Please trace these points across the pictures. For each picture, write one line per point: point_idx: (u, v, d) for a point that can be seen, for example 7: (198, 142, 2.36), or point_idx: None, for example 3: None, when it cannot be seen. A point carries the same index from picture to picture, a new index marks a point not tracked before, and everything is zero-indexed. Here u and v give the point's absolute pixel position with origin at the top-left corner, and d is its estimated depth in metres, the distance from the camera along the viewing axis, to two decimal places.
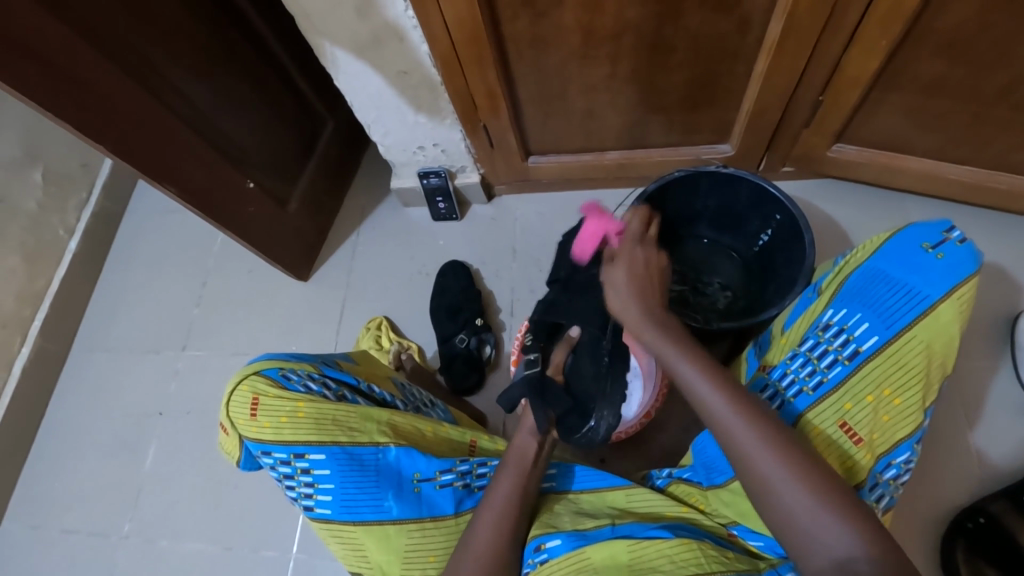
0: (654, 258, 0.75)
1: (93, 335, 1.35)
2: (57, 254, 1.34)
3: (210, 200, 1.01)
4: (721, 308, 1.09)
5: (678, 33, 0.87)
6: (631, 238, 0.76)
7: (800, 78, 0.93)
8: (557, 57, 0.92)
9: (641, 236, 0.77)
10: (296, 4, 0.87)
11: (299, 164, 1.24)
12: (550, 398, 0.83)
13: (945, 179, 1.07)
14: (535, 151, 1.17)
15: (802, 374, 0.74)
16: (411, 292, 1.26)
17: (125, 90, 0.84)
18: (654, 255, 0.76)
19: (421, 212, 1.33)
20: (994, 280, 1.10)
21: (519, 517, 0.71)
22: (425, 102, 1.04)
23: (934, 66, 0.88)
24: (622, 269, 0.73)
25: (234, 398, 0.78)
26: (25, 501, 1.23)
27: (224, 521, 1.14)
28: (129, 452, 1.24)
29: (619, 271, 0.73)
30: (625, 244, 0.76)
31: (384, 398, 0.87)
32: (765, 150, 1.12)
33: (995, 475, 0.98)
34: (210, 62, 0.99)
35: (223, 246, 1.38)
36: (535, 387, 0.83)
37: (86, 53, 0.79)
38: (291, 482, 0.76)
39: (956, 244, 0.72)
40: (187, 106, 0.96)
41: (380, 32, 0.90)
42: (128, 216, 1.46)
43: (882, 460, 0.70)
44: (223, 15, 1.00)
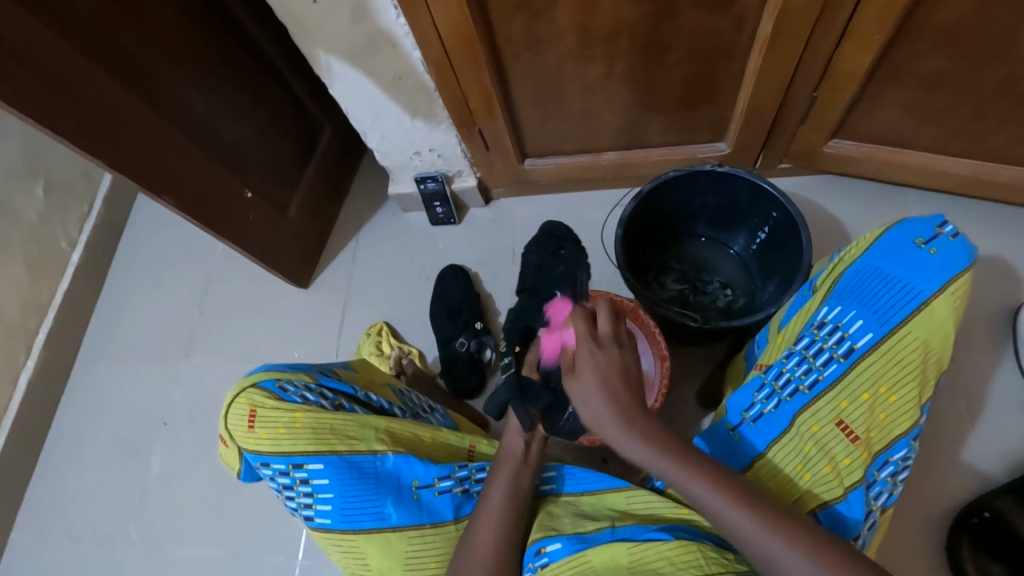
0: (617, 355, 0.69)
1: (97, 346, 1.37)
2: (61, 265, 1.35)
3: (209, 209, 1.02)
4: (721, 307, 1.09)
5: (671, 32, 0.87)
6: (585, 346, 0.69)
7: (795, 74, 0.93)
8: (550, 59, 0.92)
9: (594, 337, 0.70)
10: (290, 13, 0.87)
11: (298, 171, 1.24)
12: (532, 396, 0.80)
13: (944, 173, 1.06)
14: (532, 153, 1.17)
15: (798, 373, 0.73)
16: (411, 297, 1.27)
17: (123, 102, 0.85)
18: (617, 355, 0.69)
19: (419, 216, 1.33)
20: (996, 273, 1.10)
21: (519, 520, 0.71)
22: (420, 107, 1.04)
23: (929, 60, 0.87)
24: (590, 381, 0.68)
25: (232, 410, 0.79)
26: (33, 512, 1.24)
27: (229, 528, 1.15)
28: (135, 461, 1.25)
29: (586, 384, 0.68)
30: (581, 351, 0.69)
31: (383, 405, 0.88)
32: (761, 148, 1.11)
33: (1000, 470, 0.98)
34: (207, 73, 1.00)
35: (224, 255, 1.39)
36: (515, 386, 0.82)
37: (84, 67, 0.80)
38: (291, 493, 0.76)
39: (950, 239, 0.72)
40: (185, 116, 0.97)
41: (374, 38, 0.91)
42: (130, 226, 1.47)
43: (880, 458, 0.70)
44: (219, 25, 1.01)
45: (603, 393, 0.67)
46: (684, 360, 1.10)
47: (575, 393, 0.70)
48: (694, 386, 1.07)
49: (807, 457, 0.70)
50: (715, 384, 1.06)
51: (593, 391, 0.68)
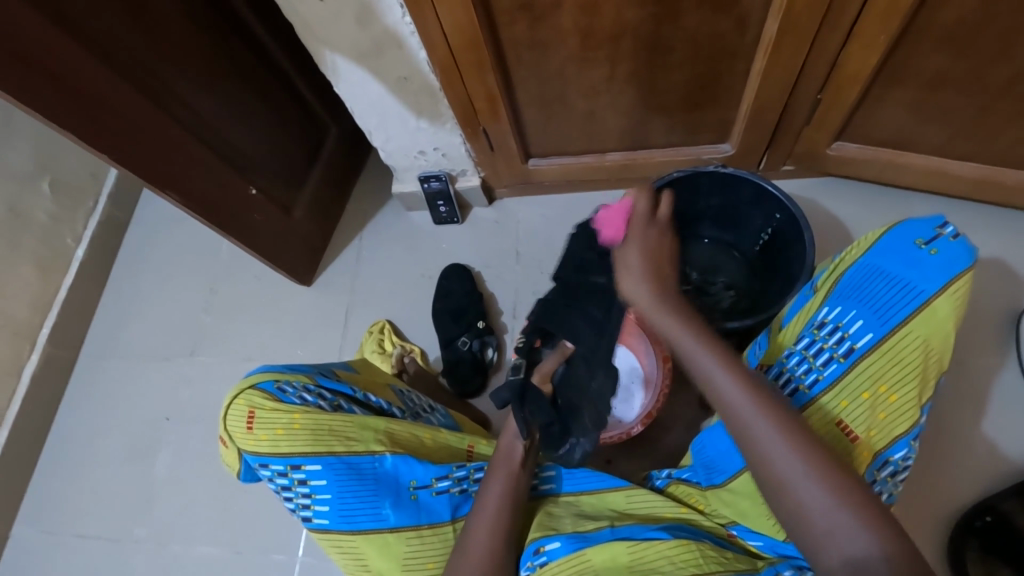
0: (664, 236, 0.72)
1: (103, 342, 1.38)
2: (66, 262, 1.36)
3: (215, 207, 1.02)
4: (725, 307, 1.08)
5: (675, 33, 0.87)
6: (641, 219, 0.72)
7: (800, 75, 0.93)
8: (555, 59, 0.92)
9: (651, 217, 0.73)
10: (297, 13, 0.88)
11: (302, 170, 1.25)
12: (530, 404, 0.83)
13: (948, 175, 1.06)
14: (536, 153, 1.17)
15: (799, 373, 0.74)
16: (414, 296, 1.27)
17: (131, 100, 0.86)
18: (664, 235, 0.72)
19: (423, 216, 1.34)
20: (1000, 276, 1.09)
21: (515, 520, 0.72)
22: (425, 107, 1.05)
23: (935, 59, 0.87)
24: (635, 249, 0.70)
25: (231, 412, 0.79)
26: (38, 507, 1.25)
27: (233, 525, 1.16)
28: (139, 457, 1.25)
29: (630, 254, 0.70)
30: (635, 226, 0.72)
31: (382, 406, 0.88)
32: (765, 149, 1.11)
33: (1002, 474, 0.98)
34: (213, 72, 1.01)
35: (229, 253, 1.40)
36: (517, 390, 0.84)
37: (93, 66, 0.81)
38: (290, 494, 0.77)
39: (950, 240, 0.72)
40: (191, 115, 0.98)
41: (380, 39, 0.91)
42: (135, 224, 1.48)
43: (880, 457, 0.70)
44: (226, 24, 1.02)
45: (642, 262, 0.70)
46: None
47: (619, 260, 0.72)
48: (697, 387, 1.07)
49: None
50: None
51: (635, 259, 0.70)
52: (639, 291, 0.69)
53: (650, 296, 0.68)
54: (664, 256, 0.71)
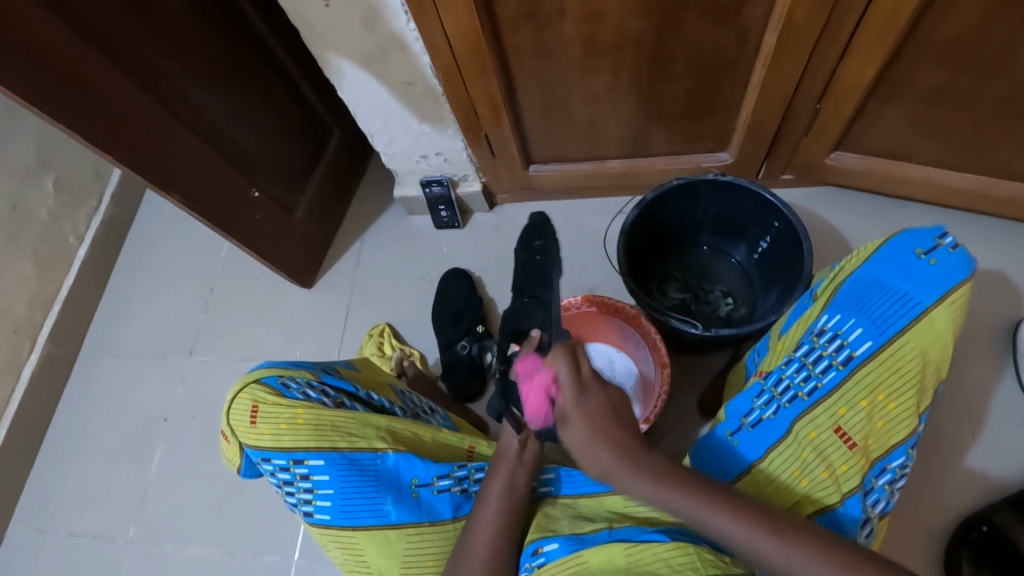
0: (602, 398, 0.74)
1: (101, 341, 1.38)
2: (68, 261, 1.37)
3: (217, 207, 1.03)
4: (722, 315, 1.10)
5: (676, 44, 0.89)
6: (570, 395, 0.73)
7: (799, 86, 0.94)
8: (558, 67, 0.93)
9: (578, 382, 0.74)
10: (303, 17, 0.89)
11: (305, 172, 1.26)
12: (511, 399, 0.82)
13: (945, 187, 1.07)
14: (537, 160, 1.18)
15: (798, 379, 0.73)
16: (414, 299, 1.28)
17: (137, 100, 0.87)
18: (603, 399, 0.74)
19: (424, 220, 1.34)
20: (996, 287, 1.10)
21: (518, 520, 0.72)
22: (428, 112, 1.06)
23: (931, 74, 0.88)
24: (580, 431, 0.72)
25: (235, 406, 0.79)
26: (32, 506, 1.24)
27: (228, 526, 1.15)
28: (135, 456, 1.25)
29: (576, 432, 0.72)
30: (566, 401, 0.73)
31: (384, 404, 0.88)
32: (765, 158, 1.12)
33: (999, 484, 0.98)
34: (218, 74, 1.01)
35: (229, 253, 1.40)
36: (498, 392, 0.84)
37: (101, 67, 0.82)
38: (291, 489, 0.77)
39: (949, 250, 0.72)
40: (196, 116, 0.99)
41: (385, 43, 0.92)
42: (137, 223, 1.49)
43: (877, 465, 0.71)
44: (231, 27, 1.03)
45: (588, 437, 0.72)
46: (684, 368, 1.10)
47: (567, 440, 0.74)
48: (695, 394, 1.08)
49: (804, 463, 0.70)
50: (715, 392, 1.07)
51: (580, 435, 0.72)
52: (598, 455, 0.71)
53: (607, 456, 0.70)
54: (612, 418, 0.72)
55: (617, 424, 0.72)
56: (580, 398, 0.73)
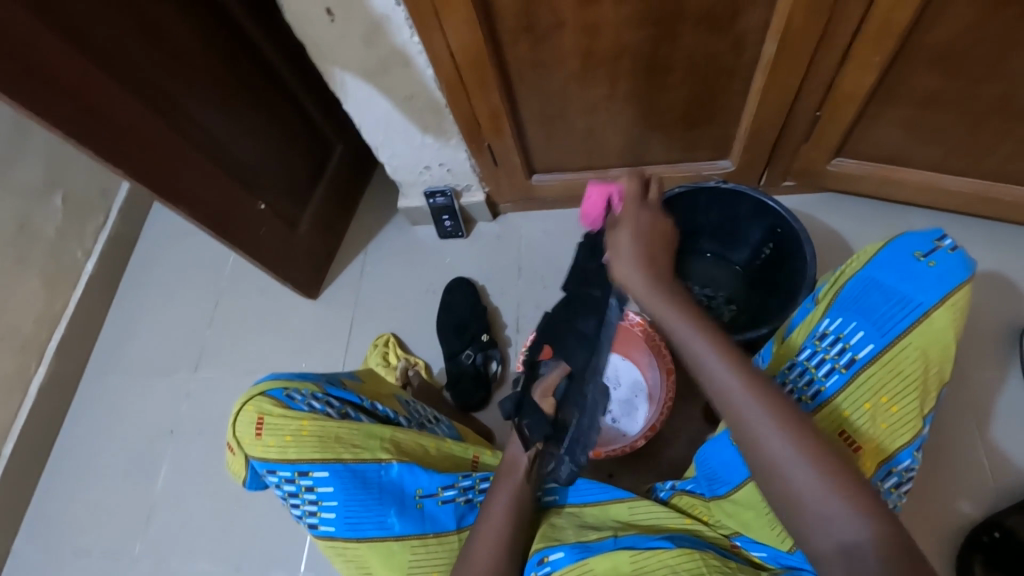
0: (659, 224, 0.72)
1: (109, 355, 1.39)
2: (76, 276, 1.39)
3: (223, 221, 1.05)
4: (725, 320, 1.10)
5: (673, 54, 0.90)
6: (632, 201, 0.74)
7: (796, 94, 0.95)
8: (557, 78, 0.95)
9: (641, 199, 0.74)
10: (307, 33, 0.91)
11: (309, 185, 1.27)
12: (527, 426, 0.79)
13: (946, 191, 1.07)
14: (539, 169, 1.19)
15: (801, 383, 0.75)
16: (418, 309, 1.28)
17: (145, 117, 0.89)
18: (658, 220, 0.73)
19: (427, 231, 1.35)
20: (1001, 290, 1.10)
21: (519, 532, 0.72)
22: (431, 125, 1.07)
23: (928, 79, 0.89)
24: (627, 232, 0.71)
25: (240, 418, 0.80)
26: (40, 520, 1.25)
27: (234, 539, 1.15)
28: (142, 470, 1.26)
29: (621, 234, 0.71)
30: (628, 209, 0.73)
31: (388, 415, 0.88)
32: (765, 165, 1.13)
33: (1010, 489, 0.97)
34: (223, 90, 1.03)
35: (235, 267, 1.42)
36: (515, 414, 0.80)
37: (109, 85, 0.83)
38: (296, 501, 0.77)
39: (948, 252, 0.73)
40: (203, 131, 1.00)
41: (388, 59, 0.94)
42: (144, 238, 1.51)
43: (882, 469, 0.70)
44: (237, 43, 1.05)
45: (634, 246, 0.70)
46: (689, 375, 1.10)
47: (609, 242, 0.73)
48: (700, 401, 1.07)
49: None
50: None
51: (626, 247, 0.70)
52: (633, 275, 0.69)
53: (644, 284, 0.68)
54: (659, 241, 0.71)
55: (663, 254, 0.71)
56: (640, 205, 0.73)
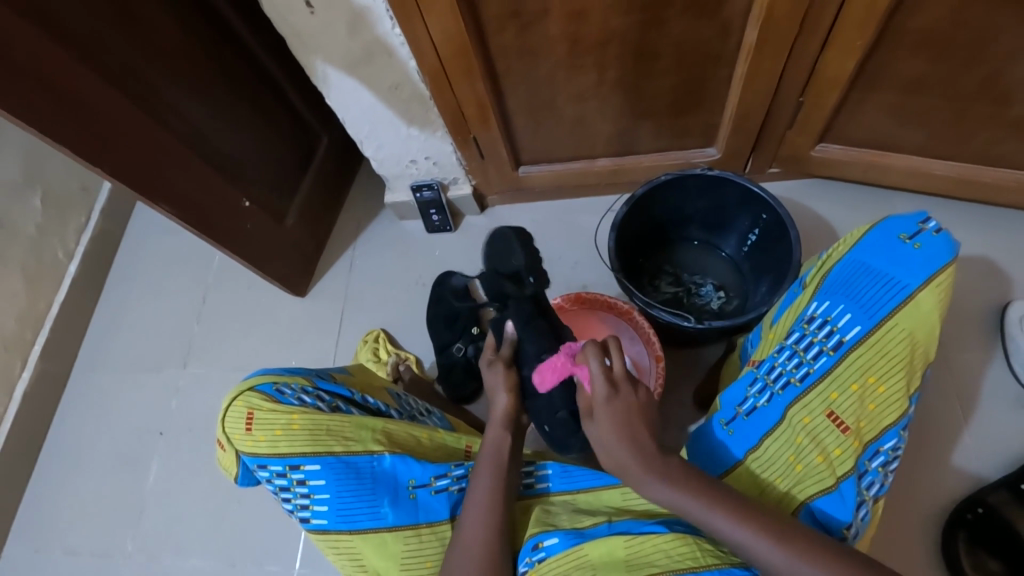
0: (632, 401, 0.71)
1: (93, 356, 1.37)
2: (58, 277, 1.36)
3: (207, 216, 1.03)
4: (715, 309, 1.10)
5: (660, 40, 0.90)
6: (602, 396, 0.71)
7: (782, 79, 0.96)
8: (544, 66, 0.94)
9: (609, 386, 0.72)
10: (288, 24, 0.89)
11: (296, 180, 1.26)
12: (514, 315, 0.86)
13: (930, 175, 1.08)
14: (526, 160, 1.19)
15: (790, 366, 0.74)
16: (408, 303, 1.28)
17: (122, 111, 0.87)
18: (631, 401, 0.71)
19: (416, 224, 1.35)
20: (983, 272, 1.12)
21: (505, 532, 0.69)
22: (416, 116, 1.06)
23: (911, 64, 0.90)
24: (605, 424, 0.70)
25: (230, 413, 0.79)
26: (27, 525, 1.23)
27: (227, 538, 1.14)
28: (131, 471, 1.24)
29: (602, 429, 0.71)
30: (596, 399, 0.71)
31: (379, 407, 0.87)
32: (751, 152, 1.14)
33: (993, 466, 0.99)
34: (206, 84, 1.02)
35: (221, 263, 1.40)
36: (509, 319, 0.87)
37: (87, 79, 0.82)
38: (288, 495, 0.76)
39: (933, 234, 0.74)
40: (183, 125, 0.98)
41: (371, 47, 0.93)
42: (128, 236, 1.48)
43: (870, 448, 0.71)
44: (217, 34, 1.03)
45: (615, 426, 0.70)
46: (680, 361, 1.11)
47: (592, 432, 0.72)
48: (690, 387, 1.08)
49: (799, 448, 0.71)
50: (710, 385, 1.07)
51: (608, 437, 0.70)
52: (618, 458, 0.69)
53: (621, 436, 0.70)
54: (638, 421, 0.70)
55: (642, 424, 0.71)
56: (610, 395, 0.71)
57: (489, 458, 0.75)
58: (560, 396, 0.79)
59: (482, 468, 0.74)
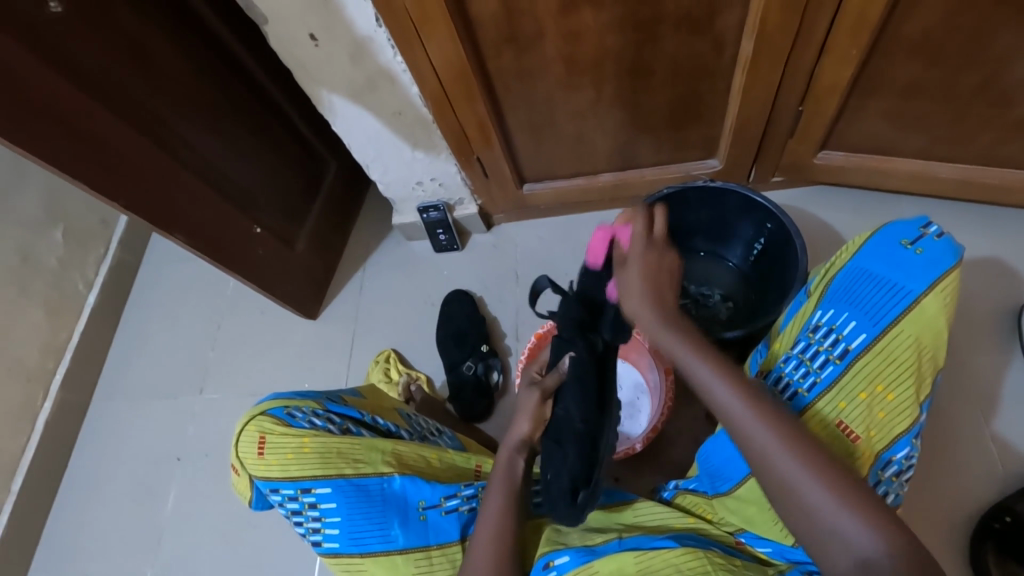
0: (665, 257, 0.72)
1: (112, 384, 1.40)
2: (78, 308, 1.40)
3: (220, 244, 1.06)
4: (725, 319, 1.10)
5: (655, 57, 0.91)
6: (640, 242, 0.71)
7: (779, 89, 0.96)
8: (542, 86, 0.96)
9: (650, 238, 0.72)
10: (293, 57, 0.93)
11: (305, 205, 1.29)
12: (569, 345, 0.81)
13: (935, 178, 1.08)
14: (530, 178, 1.20)
15: (796, 376, 0.74)
16: (418, 323, 1.29)
17: (136, 145, 0.90)
18: (665, 255, 0.72)
19: (423, 245, 1.36)
20: (996, 274, 1.10)
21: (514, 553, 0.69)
22: (420, 139, 1.08)
23: (908, 69, 0.90)
24: (637, 270, 0.70)
25: (242, 438, 0.80)
26: (49, 554, 1.25)
27: (244, 562, 1.15)
28: (150, 497, 1.26)
29: (632, 273, 0.70)
30: (635, 248, 0.71)
31: (389, 428, 0.88)
32: (753, 162, 1.14)
33: (1018, 473, 0.96)
34: (216, 117, 1.05)
35: (235, 289, 1.43)
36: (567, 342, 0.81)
37: (103, 117, 0.85)
38: (299, 518, 0.77)
39: (934, 239, 0.74)
40: (196, 158, 1.02)
41: (373, 76, 0.95)
42: (144, 266, 1.52)
43: (882, 457, 0.69)
44: (226, 69, 1.07)
45: (645, 284, 0.69)
46: None
47: (620, 280, 0.72)
48: (702, 399, 1.07)
49: None
50: None
51: (637, 283, 0.70)
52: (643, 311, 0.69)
53: (655, 316, 0.69)
54: (666, 278, 0.71)
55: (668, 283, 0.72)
56: (647, 249, 0.71)
57: (501, 474, 0.76)
58: (573, 460, 0.73)
59: (494, 488, 0.74)
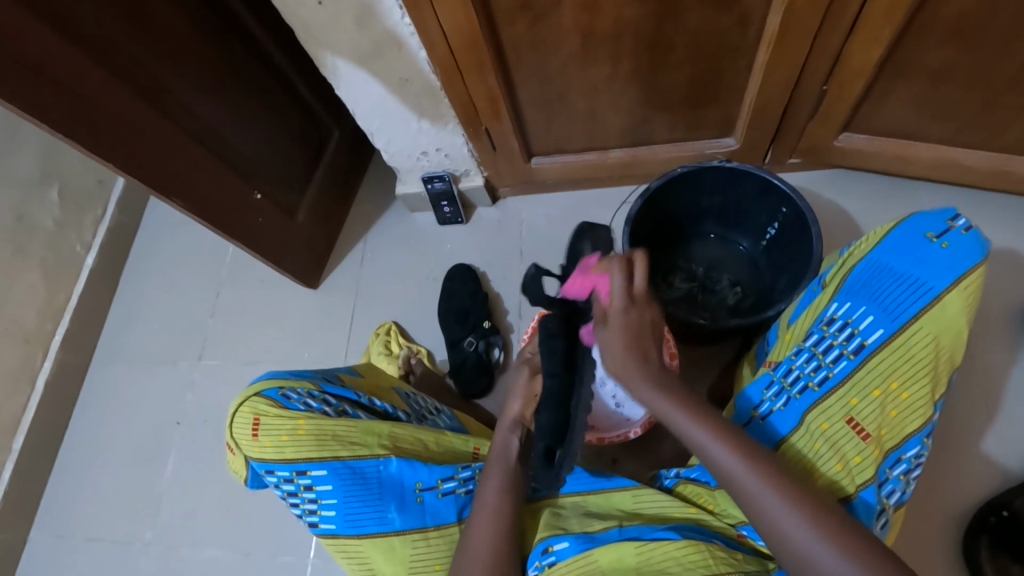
0: (647, 313, 0.72)
1: (112, 347, 1.39)
2: (75, 269, 1.38)
3: (219, 212, 1.03)
4: (731, 305, 1.07)
5: (677, 30, 0.86)
6: (619, 303, 0.71)
7: (805, 68, 0.92)
8: (556, 58, 0.91)
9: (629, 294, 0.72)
10: (296, 18, 0.88)
11: (306, 173, 1.25)
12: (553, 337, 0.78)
13: (959, 166, 1.04)
14: (538, 152, 1.16)
15: (807, 370, 0.72)
16: (419, 297, 1.27)
17: (132, 107, 0.86)
18: (645, 312, 0.72)
19: (427, 217, 1.33)
20: (1013, 268, 1.07)
21: (513, 536, 0.69)
22: (426, 108, 1.04)
23: (942, 52, 0.85)
24: (618, 336, 0.70)
25: (236, 419, 0.79)
26: (51, 512, 1.26)
27: (242, 528, 1.16)
28: (149, 461, 1.26)
29: (612, 337, 0.71)
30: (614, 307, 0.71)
31: (387, 410, 0.87)
32: (770, 143, 1.10)
33: (1019, 469, 0.96)
34: (215, 79, 1.01)
35: (235, 256, 1.40)
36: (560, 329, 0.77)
37: (96, 76, 0.81)
38: (295, 500, 0.76)
39: (962, 233, 0.70)
40: (193, 121, 0.98)
41: (380, 40, 0.91)
42: (143, 228, 1.50)
43: (891, 456, 0.68)
44: (225, 27, 1.01)
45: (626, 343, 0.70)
46: (694, 358, 1.08)
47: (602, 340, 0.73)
48: (705, 384, 1.06)
49: (817, 455, 0.67)
50: (724, 382, 1.05)
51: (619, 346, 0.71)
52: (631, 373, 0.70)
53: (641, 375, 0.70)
54: (648, 332, 0.72)
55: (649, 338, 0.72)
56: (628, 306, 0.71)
57: (497, 456, 0.76)
58: (544, 426, 0.72)
59: (493, 470, 0.74)
